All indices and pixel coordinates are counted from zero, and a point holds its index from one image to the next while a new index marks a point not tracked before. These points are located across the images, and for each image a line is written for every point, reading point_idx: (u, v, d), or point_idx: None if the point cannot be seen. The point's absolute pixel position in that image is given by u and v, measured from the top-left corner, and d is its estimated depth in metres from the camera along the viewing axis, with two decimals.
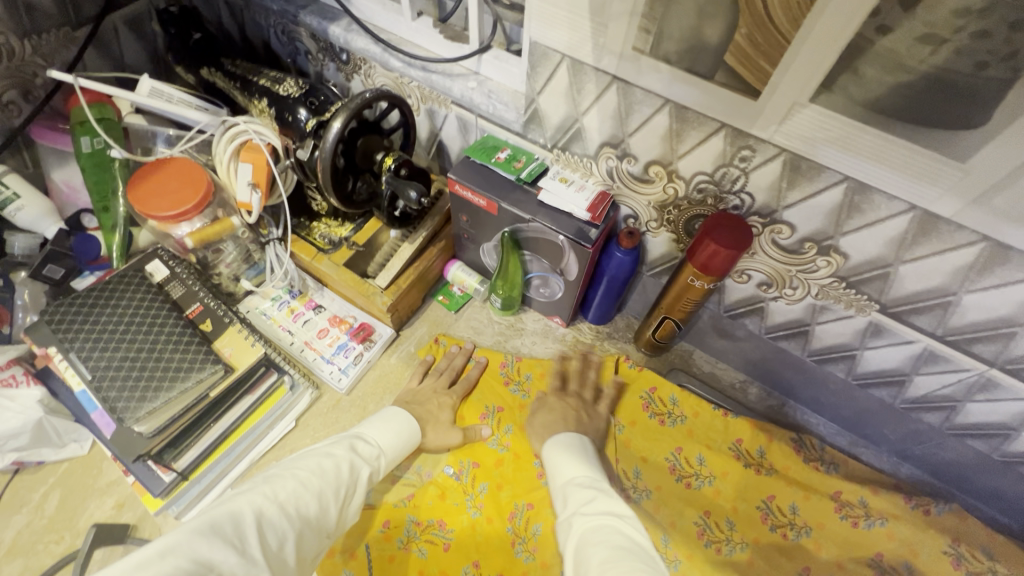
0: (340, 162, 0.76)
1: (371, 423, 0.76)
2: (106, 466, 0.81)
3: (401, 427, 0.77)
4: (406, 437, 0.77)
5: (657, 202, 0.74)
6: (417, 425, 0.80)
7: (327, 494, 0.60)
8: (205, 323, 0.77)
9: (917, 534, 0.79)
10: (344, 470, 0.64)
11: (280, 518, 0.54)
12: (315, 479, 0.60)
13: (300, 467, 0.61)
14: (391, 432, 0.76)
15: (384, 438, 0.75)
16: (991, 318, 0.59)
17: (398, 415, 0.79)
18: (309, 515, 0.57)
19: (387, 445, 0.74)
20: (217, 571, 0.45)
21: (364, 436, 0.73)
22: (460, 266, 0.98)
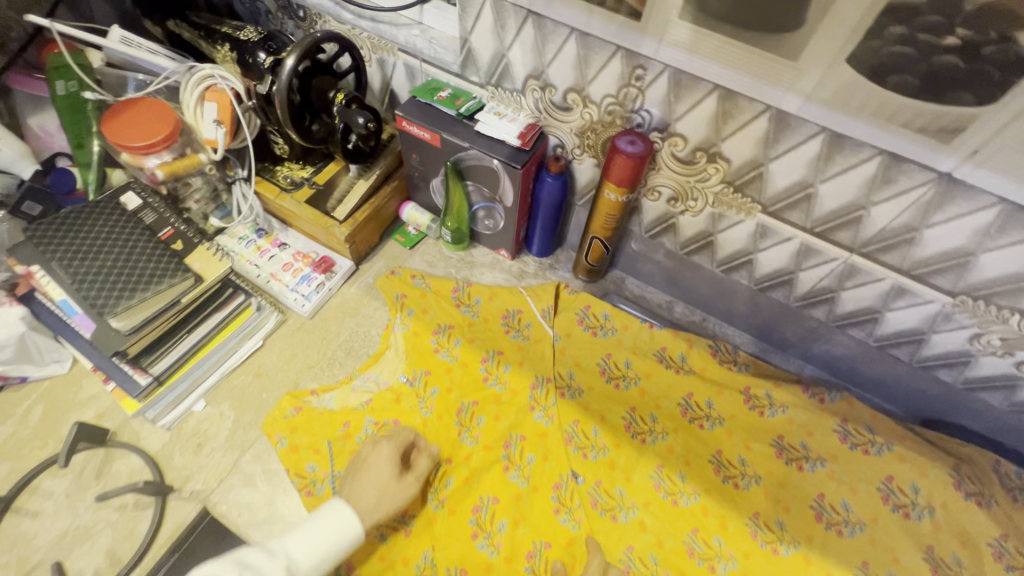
0: (297, 99, 0.85)
1: (298, 531, 0.65)
2: (86, 382, 0.88)
3: (327, 533, 0.66)
4: (336, 542, 0.66)
5: (577, 128, 0.85)
6: (358, 518, 0.69)
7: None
8: (176, 243, 0.84)
9: (814, 418, 0.91)
10: None
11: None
12: None
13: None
14: (317, 542, 0.65)
15: (303, 549, 0.64)
16: (843, 205, 0.71)
17: (342, 515, 0.68)
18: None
19: (300, 552, 0.63)
20: None
21: (277, 547, 0.63)
22: (414, 206, 1.08)
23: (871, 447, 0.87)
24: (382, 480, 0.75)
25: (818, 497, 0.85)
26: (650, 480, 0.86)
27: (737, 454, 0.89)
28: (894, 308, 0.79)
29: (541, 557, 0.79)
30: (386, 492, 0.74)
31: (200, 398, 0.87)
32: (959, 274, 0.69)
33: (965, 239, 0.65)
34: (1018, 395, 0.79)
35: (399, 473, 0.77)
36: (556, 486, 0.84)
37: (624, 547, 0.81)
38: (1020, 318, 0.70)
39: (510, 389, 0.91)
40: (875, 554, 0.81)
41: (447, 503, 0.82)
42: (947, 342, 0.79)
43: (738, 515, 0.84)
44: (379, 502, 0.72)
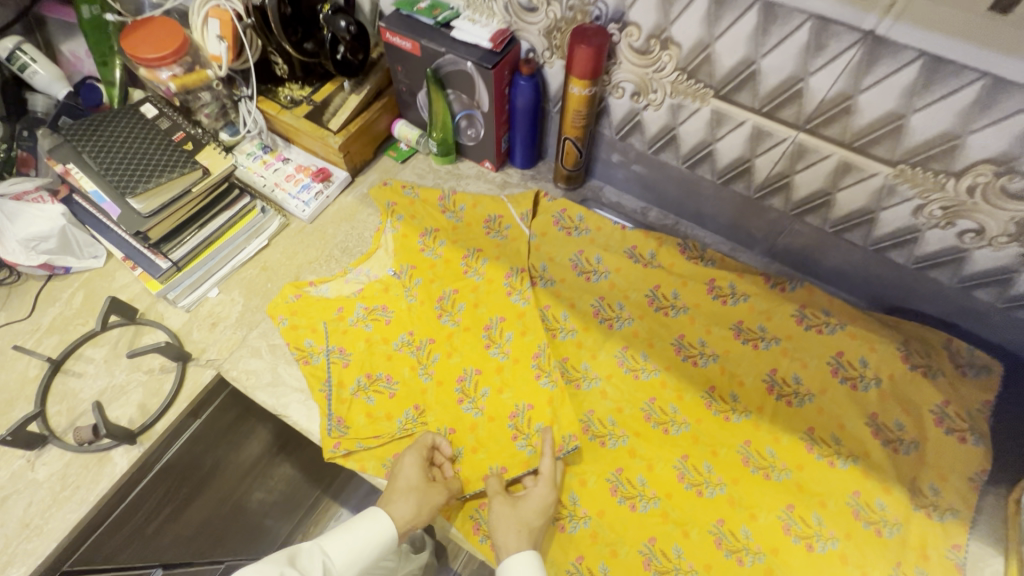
0: (288, 11, 0.95)
1: (337, 534, 0.73)
2: (118, 273, 1.01)
3: (364, 538, 0.73)
4: (372, 547, 0.73)
5: (544, 29, 0.91)
6: (393, 524, 0.75)
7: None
8: (188, 145, 0.95)
9: (771, 303, 0.96)
10: None
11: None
12: None
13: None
14: (357, 547, 0.72)
15: (343, 551, 0.72)
16: (784, 79, 0.75)
17: (378, 520, 0.75)
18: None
19: (339, 555, 0.71)
20: None
21: (319, 547, 0.71)
22: (405, 123, 1.16)
23: (825, 327, 0.92)
24: (414, 488, 0.78)
25: (771, 372, 0.91)
26: (614, 358, 0.95)
27: (698, 337, 0.96)
28: (843, 188, 0.83)
29: (524, 416, 0.88)
30: (420, 498, 0.77)
31: (214, 286, 0.99)
32: (896, 140, 0.73)
33: (896, 101, 0.69)
34: (965, 268, 0.83)
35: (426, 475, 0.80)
36: (536, 354, 0.92)
37: (586, 410, 0.90)
38: (956, 182, 0.73)
39: (488, 279, 0.99)
40: (821, 421, 0.87)
41: (435, 375, 0.92)
42: (895, 219, 0.83)
43: (693, 389, 0.92)
44: (415, 508, 0.77)
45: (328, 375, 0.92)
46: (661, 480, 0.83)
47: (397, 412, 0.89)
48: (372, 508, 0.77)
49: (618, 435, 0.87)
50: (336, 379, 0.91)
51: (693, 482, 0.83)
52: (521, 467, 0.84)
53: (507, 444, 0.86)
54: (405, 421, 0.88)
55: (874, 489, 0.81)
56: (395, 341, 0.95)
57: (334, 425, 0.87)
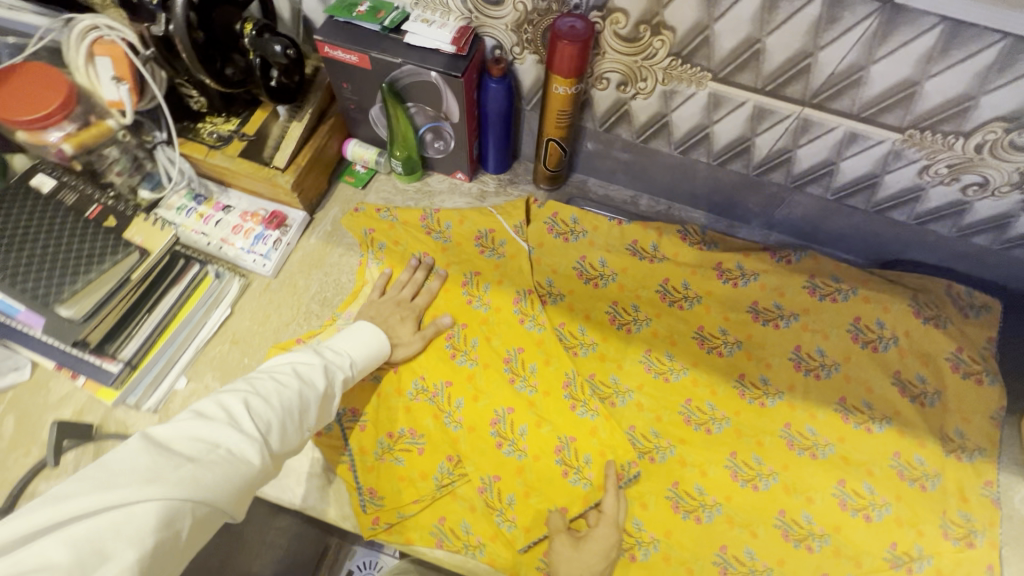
0: (200, 36, 0.76)
1: (342, 337, 0.81)
2: (54, 384, 0.83)
3: (371, 336, 0.82)
4: (377, 340, 0.82)
5: (513, 22, 0.80)
6: (385, 336, 0.84)
7: (306, 391, 0.69)
8: (108, 219, 0.80)
9: (782, 279, 0.95)
10: (320, 383, 0.71)
11: (264, 408, 0.64)
12: (292, 380, 0.69)
13: (278, 373, 0.70)
14: (368, 345, 0.81)
15: (356, 346, 0.80)
16: (791, 56, 0.70)
17: (376, 328, 0.84)
18: (291, 406, 0.66)
19: (358, 349, 0.80)
20: (223, 447, 0.58)
21: (337, 343, 0.79)
22: (357, 143, 1.02)
23: (838, 295, 0.92)
24: (399, 332, 0.87)
25: (795, 349, 0.91)
26: (639, 364, 0.91)
27: (717, 326, 0.93)
28: (848, 157, 0.81)
29: (571, 448, 0.83)
30: (404, 341, 0.86)
31: (181, 375, 0.84)
32: (908, 107, 0.70)
33: (911, 68, 0.66)
34: (965, 219, 0.84)
35: (414, 329, 0.88)
36: (566, 385, 0.87)
37: (626, 426, 0.86)
38: (964, 141, 0.72)
39: (495, 308, 0.92)
40: (850, 389, 0.88)
41: (465, 422, 0.84)
42: (899, 181, 0.82)
43: (723, 380, 0.90)
44: (399, 347, 0.85)
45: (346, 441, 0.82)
46: (717, 483, 0.82)
47: (431, 468, 0.81)
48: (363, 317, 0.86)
49: (664, 446, 0.85)
50: (356, 446, 0.81)
51: (746, 478, 0.82)
52: (581, 504, 0.80)
53: (560, 484, 0.82)
54: (442, 476, 0.81)
55: (910, 446, 0.84)
56: (409, 388, 0.85)
57: (367, 499, 0.78)
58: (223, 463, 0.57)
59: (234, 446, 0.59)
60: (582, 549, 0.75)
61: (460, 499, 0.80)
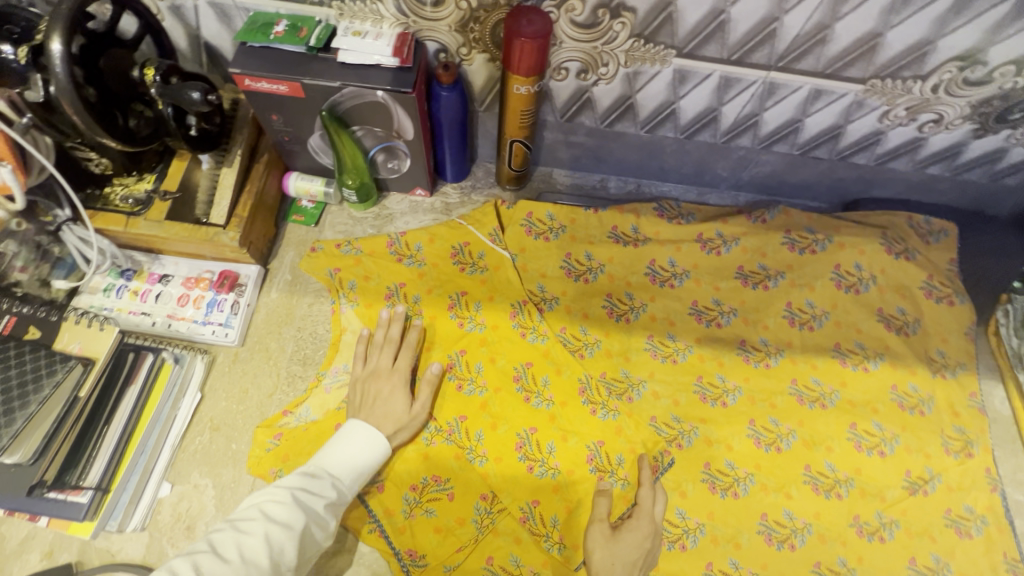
0: (92, 93, 0.64)
1: (332, 451, 0.70)
2: (9, 528, 0.71)
3: (360, 445, 0.71)
4: (367, 449, 0.71)
5: (456, 22, 0.73)
6: (382, 434, 0.73)
7: (276, 535, 0.58)
8: (31, 330, 0.71)
9: (762, 239, 0.96)
10: (295, 516, 0.60)
11: (222, 566, 0.54)
12: (261, 525, 0.59)
13: (244, 519, 0.60)
14: (358, 457, 0.70)
15: (344, 463, 0.69)
16: (756, 23, 0.68)
17: (369, 432, 0.72)
18: (255, 558, 0.56)
19: (343, 465, 0.69)
20: None
21: (319, 465, 0.68)
22: (298, 176, 0.91)
23: (816, 245, 0.95)
24: (395, 410, 0.76)
25: (787, 306, 0.93)
26: (646, 352, 0.89)
27: (711, 298, 0.93)
28: (813, 113, 0.81)
29: (601, 454, 0.81)
30: (401, 422, 0.76)
31: (163, 481, 0.74)
32: (870, 59, 0.71)
33: (874, 21, 0.66)
34: (921, 153, 0.88)
35: (410, 399, 0.78)
36: (582, 391, 0.84)
37: (648, 419, 0.84)
38: (922, 84, 0.74)
39: (492, 327, 0.87)
40: (842, 334, 0.91)
41: (490, 453, 0.80)
42: (861, 128, 0.83)
43: (728, 350, 0.90)
44: (397, 431, 0.76)
45: (370, 507, 0.76)
46: (745, 454, 0.83)
47: (467, 512, 0.77)
48: (351, 418, 0.74)
49: (688, 430, 0.84)
50: (382, 508, 0.76)
51: (769, 441, 0.84)
52: (622, 503, 0.79)
53: None
54: (480, 517, 0.77)
55: (905, 376, 0.89)
56: (423, 435, 0.80)
57: (408, 562, 0.75)
58: None
59: None
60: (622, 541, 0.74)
61: (502, 534, 0.77)
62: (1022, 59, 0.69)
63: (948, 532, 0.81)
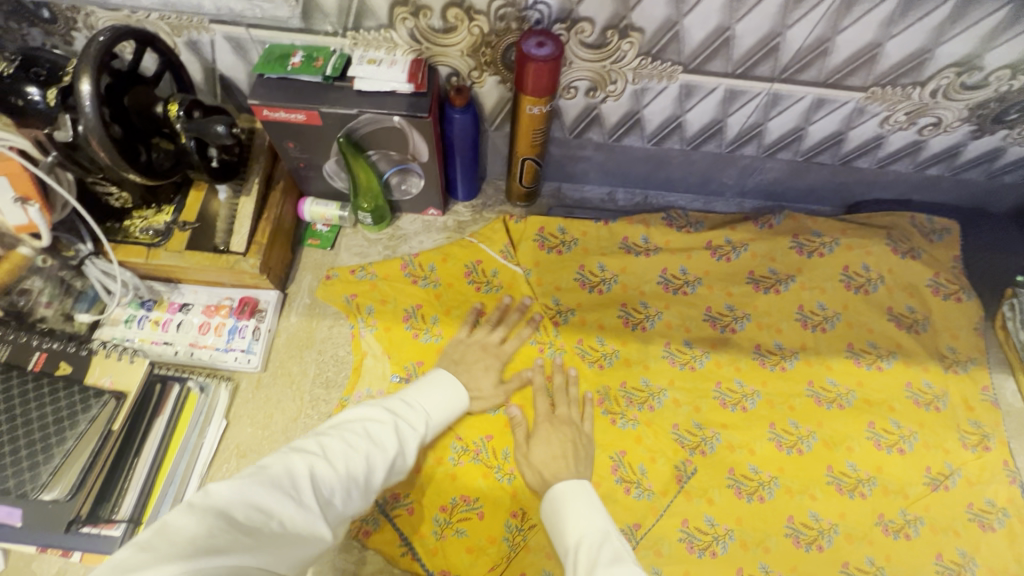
0: (118, 130, 0.65)
1: (423, 391, 0.72)
2: (38, 564, 0.69)
3: (446, 393, 0.74)
4: (451, 401, 0.73)
5: (468, 47, 0.74)
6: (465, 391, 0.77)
7: (375, 457, 0.59)
8: (61, 367, 0.71)
9: (770, 244, 0.98)
10: (392, 440, 0.62)
11: (329, 473, 0.54)
12: (362, 441, 0.59)
13: (349, 430, 0.60)
14: (444, 403, 0.73)
15: (432, 406, 0.71)
16: (760, 38, 0.70)
17: (455, 385, 0.76)
18: (357, 473, 0.56)
19: (431, 408, 0.71)
20: (279, 519, 0.46)
21: (411, 401, 0.70)
22: (313, 201, 0.92)
23: (823, 248, 0.97)
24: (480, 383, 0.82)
25: (799, 309, 0.94)
26: (663, 360, 0.90)
27: (724, 304, 0.95)
28: (816, 120, 0.84)
29: (625, 464, 0.82)
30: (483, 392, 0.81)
31: None
32: (871, 68, 0.73)
33: (874, 32, 0.68)
34: (921, 155, 0.90)
35: (497, 380, 0.83)
36: (601, 402, 0.85)
37: (670, 427, 0.85)
38: (921, 90, 0.76)
39: (511, 344, 0.88)
40: (855, 334, 0.93)
41: (517, 471, 0.80)
42: (863, 134, 0.86)
43: (744, 355, 0.91)
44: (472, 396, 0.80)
45: (400, 531, 0.76)
46: (767, 457, 0.84)
47: (498, 530, 0.77)
48: (441, 369, 0.78)
49: (710, 436, 0.85)
50: (412, 532, 0.77)
51: (790, 444, 0.85)
52: (651, 515, 0.79)
53: (625, 502, 0.80)
54: (511, 535, 0.77)
55: (918, 373, 0.91)
56: (450, 455, 0.80)
57: None
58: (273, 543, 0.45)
59: (292, 523, 0.47)
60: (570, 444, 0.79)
61: (534, 551, 0.77)
62: (1016, 63, 0.71)
63: (972, 526, 0.82)
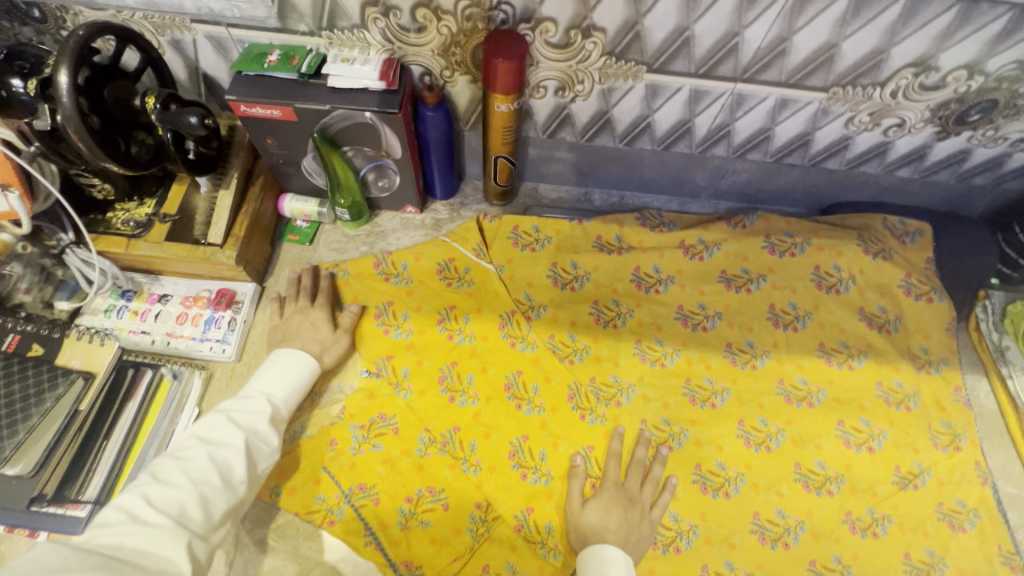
0: (95, 121, 0.67)
1: (264, 374, 0.77)
2: None
3: (289, 365, 0.78)
4: (299, 370, 0.78)
5: (439, 47, 0.77)
6: (307, 353, 0.81)
7: (220, 454, 0.65)
8: (32, 347, 0.73)
9: (742, 244, 0.99)
10: (232, 436, 0.67)
11: (170, 490, 0.59)
12: (200, 450, 0.64)
13: (184, 447, 0.65)
14: (289, 378, 0.77)
15: (276, 382, 0.76)
16: (719, 38, 0.72)
17: (297, 357, 0.79)
18: (204, 477, 0.62)
19: (274, 388, 0.75)
20: (131, 544, 0.53)
21: (249, 390, 0.74)
22: (293, 197, 0.94)
23: (795, 248, 0.98)
24: (319, 335, 0.85)
25: (771, 308, 0.95)
26: (635, 357, 0.91)
27: (696, 302, 0.95)
28: (781, 121, 0.85)
29: (591, 459, 0.82)
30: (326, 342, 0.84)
31: None
32: (829, 68, 0.75)
33: (828, 32, 0.70)
34: (889, 156, 0.91)
35: (333, 329, 0.86)
36: (571, 396, 0.86)
37: (639, 423, 0.86)
38: (881, 90, 0.78)
39: (481, 338, 0.89)
40: (826, 333, 0.93)
41: (483, 462, 0.81)
42: (829, 135, 0.87)
43: (715, 353, 0.92)
44: (325, 351, 0.84)
45: (365, 522, 0.77)
46: (735, 454, 0.84)
47: (462, 522, 0.77)
48: (280, 348, 0.81)
49: (678, 432, 0.85)
50: (376, 522, 0.77)
51: (758, 441, 0.85)
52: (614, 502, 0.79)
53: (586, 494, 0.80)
54: (476, 526, 0.77)
55: (889, 372, 0.91)
56: (417, 447, 0.81)
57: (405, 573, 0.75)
58: (133, 560, 0.52)
59: (142, 541, 0.54)
60: (601, 507, 0.76)
61: (497, 542, 0.77)
62: (971, 64, 0.73)
63: (941, 526, 0.82)
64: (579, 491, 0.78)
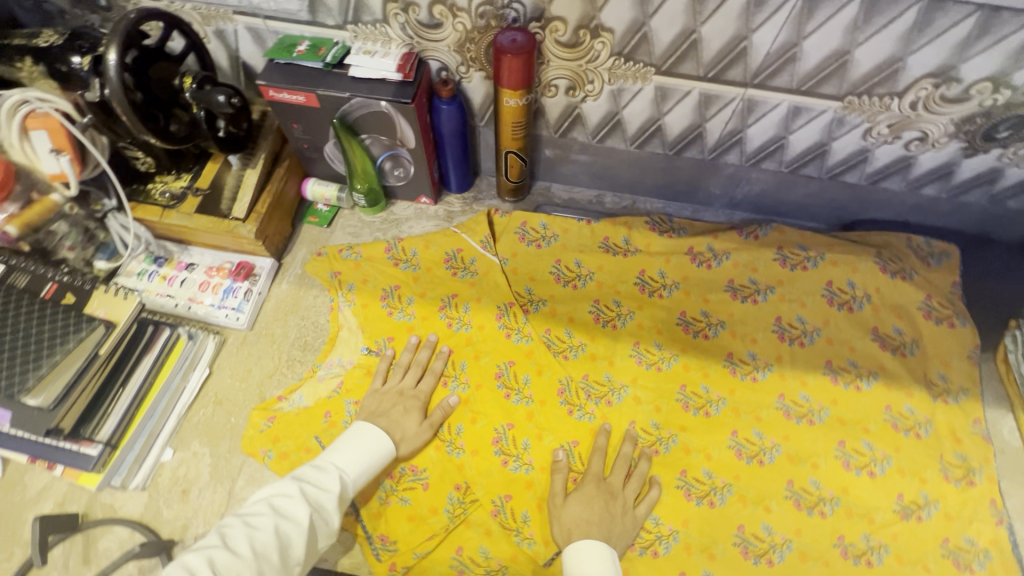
0: (139, 97, 0.74)
1: (339, 451, 0.74)
2: (30, 478, 0.79)
3: (364, 445, 0.75)
4: (374, 455, 0.75)
5: (454, 43, 0.81)
6: (386, 435, 0.77)
7: (286, 528, 0.63)
8: (66, 296, 0.79)
9: (752, 254, 0.97)
10: (301, 509, 0.65)
11: (234, 562, 0.58)
12: (267, 520, 0.63)
13: (253, 512, 0.64)
14: (362, 456, 0.74)
15: (350, 462, 0.73)
16: (727, 42, 0.72)
17: (375, 436, 0.76)
18: (267, 551, 0.60)
19: (348, 464, 0.72)
20: None
21: (323, 462, 0.72)
22: (316, 181, 1.00)
23: (807, 262, 0.95)
24: (406, 424, 0.80)
25: (777, 321, 0.93)
26: (631, 359, 0.90)
27: (699, 309, 0.94)
28: (796, 130, 0.84)
29: (574, 454, 0.82)
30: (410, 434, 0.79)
31: (165, 446, 0.81)
32: (843, 76, 0.74)
33: (840, 39, 0.69)
34: (913, 172, 0.88)
35: (421, 418, 0.82)
36: (561, 391, 0.86)
37: (628, 424, 0.85)
38: (899, 101, 0.76)
39: (478, 327, 0.91)
40: (834, 351, 0.90)
41: (467, 446, 0.82)
42: (846, 146, 0.85)
43: (714, 362, 0.90)
44: (405, 441, 0.79)
45: None
46: (725, 465, 0.82)
47: (440, 502, 0.79)
48: (362, 421, 0.78)
49: (667, 437, 0.84)
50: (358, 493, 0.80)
51: (751, 454, 0.83)
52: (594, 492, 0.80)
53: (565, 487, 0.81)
54: (452, 507, 0.79)
55: (899, 397, 0.87)
56: None
57: (379, 546, 0.77)
58: None
59: None
60: (580, 500, 0.76)
61: (473, 526, 0.78)
62: (996, 76, 0.70)
63: (945, 562, 0.77)
64: (560, 486, 0.78)
